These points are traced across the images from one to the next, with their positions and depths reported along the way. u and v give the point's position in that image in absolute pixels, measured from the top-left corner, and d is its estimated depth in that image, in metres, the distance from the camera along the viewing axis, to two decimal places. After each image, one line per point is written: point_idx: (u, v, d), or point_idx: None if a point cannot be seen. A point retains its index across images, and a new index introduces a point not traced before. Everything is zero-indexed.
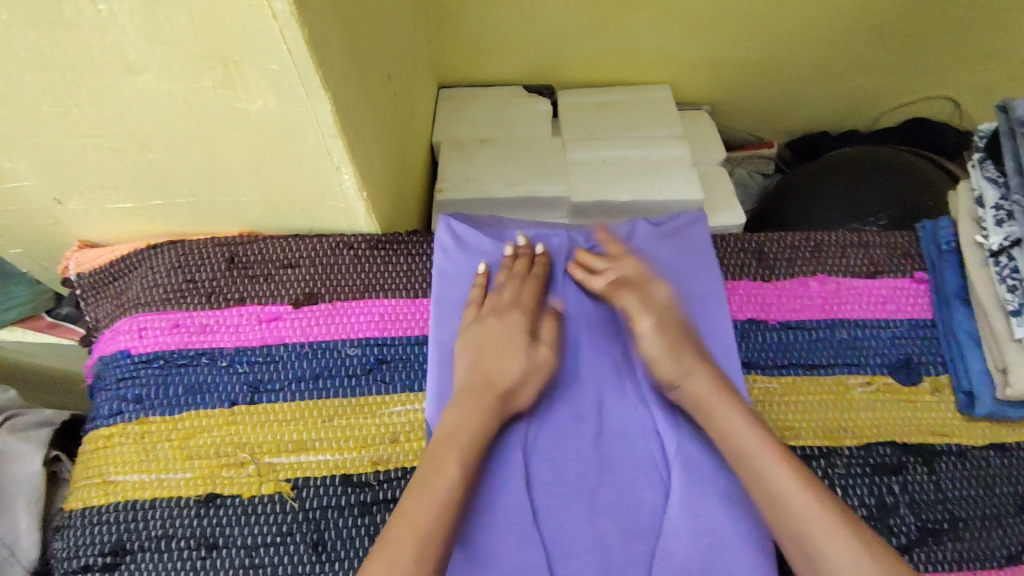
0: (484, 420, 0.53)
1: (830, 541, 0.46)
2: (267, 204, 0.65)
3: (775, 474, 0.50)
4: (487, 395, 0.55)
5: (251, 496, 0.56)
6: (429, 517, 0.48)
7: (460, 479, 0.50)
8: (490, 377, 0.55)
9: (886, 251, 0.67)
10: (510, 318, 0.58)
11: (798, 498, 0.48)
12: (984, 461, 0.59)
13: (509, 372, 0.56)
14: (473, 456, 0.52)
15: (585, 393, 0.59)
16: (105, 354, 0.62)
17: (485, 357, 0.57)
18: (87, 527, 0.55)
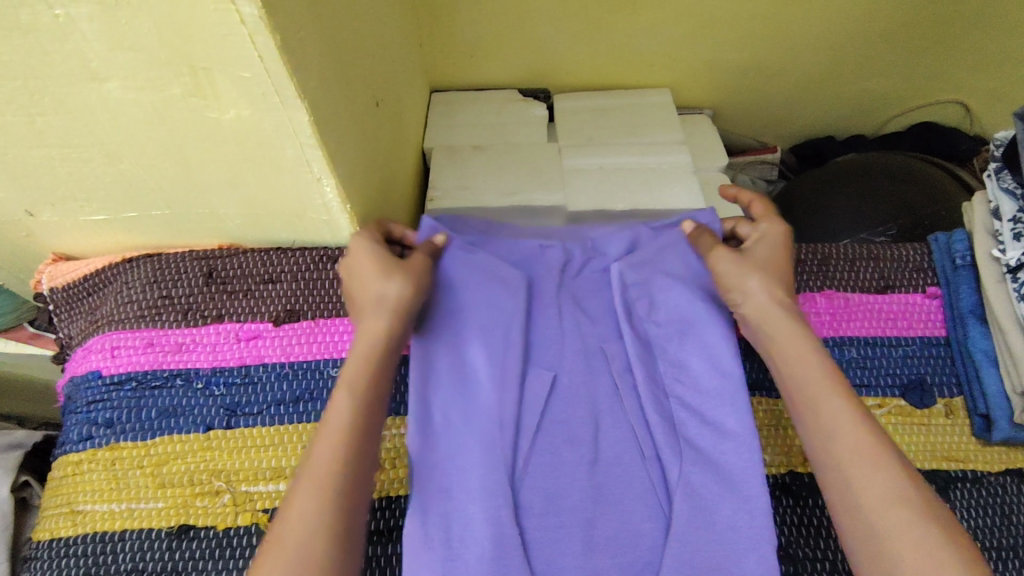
0: (376, 333, 0.49)
1: (874, 474, 0.41)
2: (247, 216, 0.62)
3: (828, 404, 0.45)
4: (369, 310, 0.50)
5: (226, 527, 0.53)
6: (334, 451, 0.42)
7: (355, 404, 0.45)
8: (364, 288, 0.51)
9: (898, 264, 0.64)
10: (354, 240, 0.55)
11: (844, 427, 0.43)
12: (1001, 488, 0.56)
13: (373, 275, 0.52)
14: (366, 374, 0.47)
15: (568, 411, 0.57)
16: (76, 374, 0.59)
17: (356, 279, 0.53)
18: (54, 559, 0.52)
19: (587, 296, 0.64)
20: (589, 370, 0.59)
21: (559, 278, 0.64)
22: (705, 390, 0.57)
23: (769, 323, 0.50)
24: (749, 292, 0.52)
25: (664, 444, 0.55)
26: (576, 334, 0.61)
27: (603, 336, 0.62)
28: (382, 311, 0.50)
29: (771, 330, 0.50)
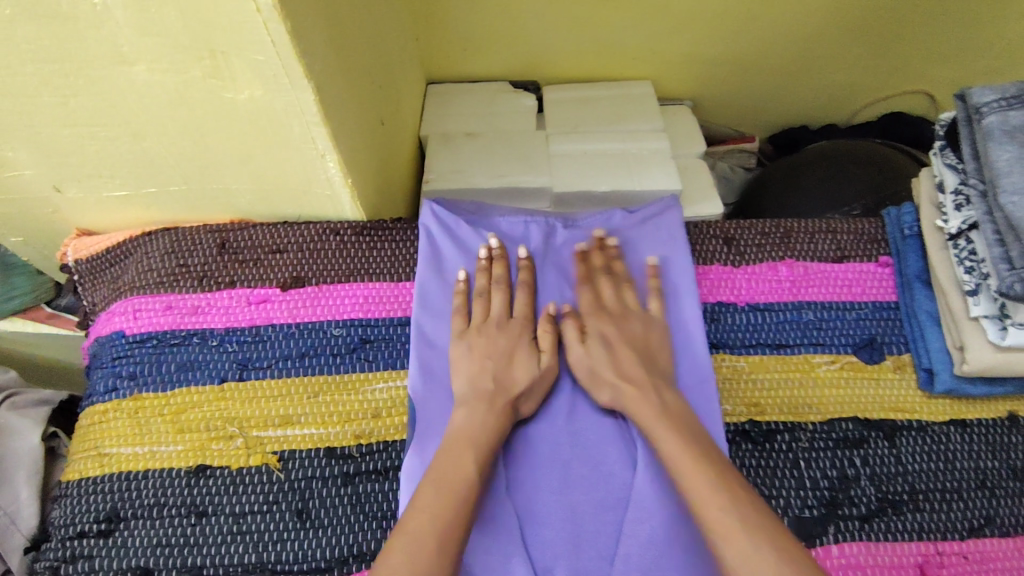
0: (489, 415, 0.55)
1: (733, 544, 0.45)
2: (257, 192, 0.68)
3: (696, 488, 0.48)
4: (495, 397, 0.56)
5: (239, 467, 0.58)
6: (446, 508, 0.48)
7: (477, 475, 0.51)
8: (498, 379, 0.57)
9: (854, 237, 0.70)
10: (512, 328, 0.61)
11: (710, 509, 0.47)
12: (943, 435, 0.61)
13: (514, 377, 0.58)
14: (483, 447, 0.53)
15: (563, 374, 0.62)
16: (101, 335, 0.65)
17: (491, 360, 0.59)
18: (83, 496, 0.58)
19: (567, 262, 0.69)
20: None
21: (542, 246, 0.69)
22: None
23: (642, 415, 0.55)
24: (617, 394, 0.57)
25: None
26: (557, 300, 0.66)
27: None
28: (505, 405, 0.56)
29: (646, 419, 0.54)
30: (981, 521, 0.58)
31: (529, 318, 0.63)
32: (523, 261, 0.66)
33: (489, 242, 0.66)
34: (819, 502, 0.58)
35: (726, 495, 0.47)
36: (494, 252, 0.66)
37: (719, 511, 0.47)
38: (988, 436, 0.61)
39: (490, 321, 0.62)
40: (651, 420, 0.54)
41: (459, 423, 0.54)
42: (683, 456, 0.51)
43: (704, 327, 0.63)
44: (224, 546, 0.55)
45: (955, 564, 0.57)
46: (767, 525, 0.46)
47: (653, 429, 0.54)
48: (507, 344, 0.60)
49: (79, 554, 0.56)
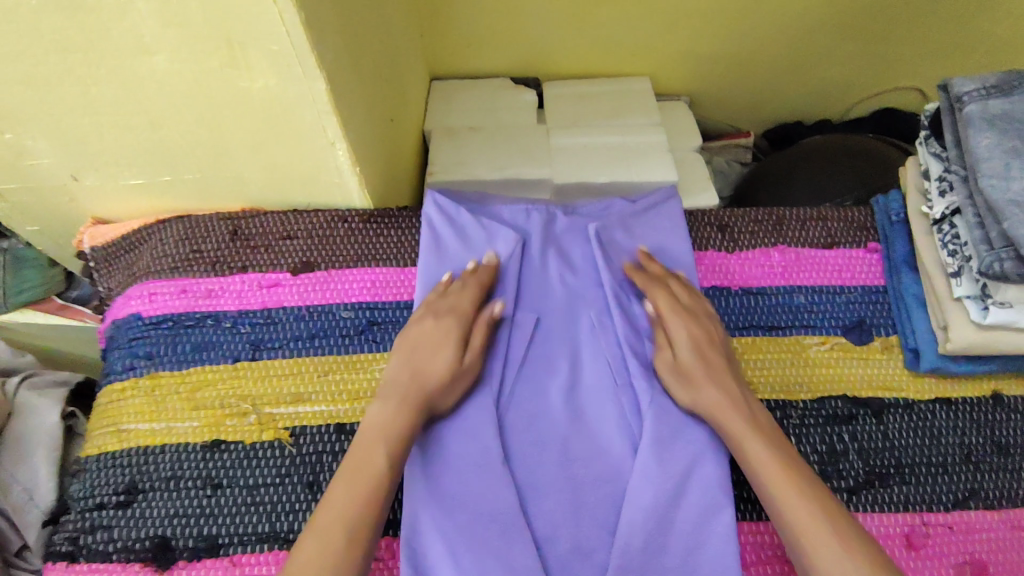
0: (406, 414, 0.55)
1: (824, 547, 0.47)
2: (269, 181, 0.70)
3: (786, 493, 0.50)
4: (410, 388, 0.57)
5: (253, 442, 0.61)
6: (361, 500, 0.50)
7: (387, 468, 0.52)
8: (419, 373, 0.58)
9: (843, 224, 0.72)
10: (450, 322, 0.61)
11: (803, 514, 0.49)
12: (929, 413, 0.64)
13: (436, 368, 0.58)
14: (400, 442, 0.54)
15: (558, 356, 0.65)
16: (117, 317, 0.68)
17: (421, 353, 0.59)
18: (103, 469, 0.60)
19: (568, 247, 0.71)
20: (568, 315, 0.67)
21: (542, 232, 0.71)
22: None
23: (727, 417, 0.56)
24: (698, 396, 0.58)
25: (641, 377, 0.62)
26: (558, 285, 0.68)
27: (584, 283, 0.69)
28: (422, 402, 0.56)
29: (730, 423, 0.56)
30: (966, 494, 0.61)
31: (471, 315, 0.63)
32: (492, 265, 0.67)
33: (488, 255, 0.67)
34: None
35: (816, 501, 0.50)
36: (484, 262, 0.67)
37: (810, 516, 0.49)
38: (973, 414, 0.64)
39: (431, 313, 0.62)
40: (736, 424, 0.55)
41: (374, 414, 0.55)
42: (773, 462, 0.52)
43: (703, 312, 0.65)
44: (238, 517, 0.58)
45: (940, 535, 0.59)
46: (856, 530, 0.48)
47: (738, 432, 0.55)
48: (443, 336, 0.60)
49: (97, 524, 0.58)
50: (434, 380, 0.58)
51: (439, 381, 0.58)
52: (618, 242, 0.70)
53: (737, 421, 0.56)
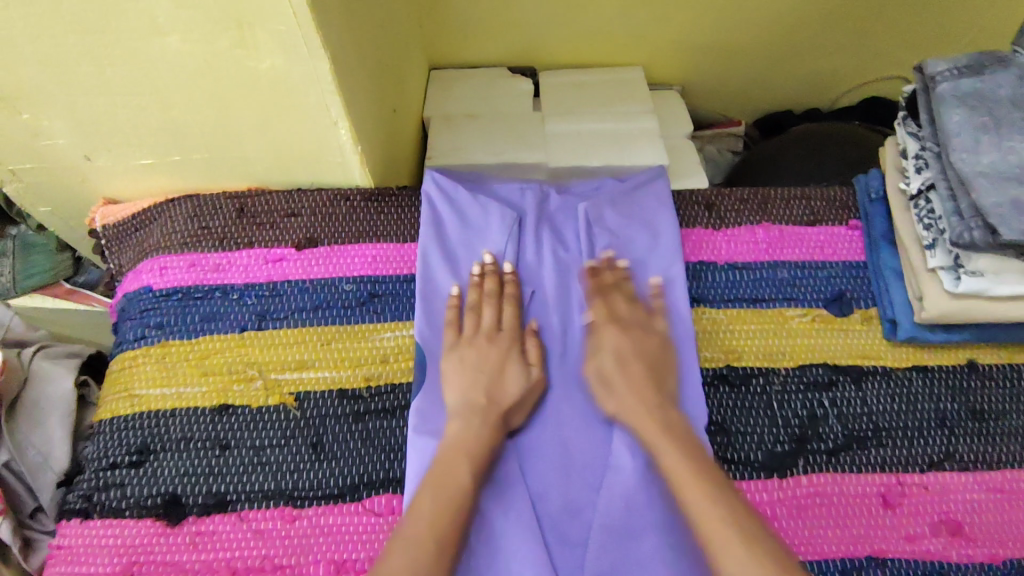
0: (479, 432, 0.58)
1: (729, 549, 0.48)
2: (273, 160, 0.73)
3: (693, 498, 0.51)
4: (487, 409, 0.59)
5: (259, 405, 0.64)
6: (443, 516, 0.52)
7: (470, 482, 0.55)
8: (492, 394, 0.60)
9: (825, 203, 0.75)
10: (501, 340, 0.64)
11: (710, 517, 0.50)
12: (906, 380, 0.66)
13: (505, 389, 0.61)
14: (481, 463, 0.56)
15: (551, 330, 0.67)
16: (129, 291, 0.71)
17: (483, 374, 0.61)
18: (115, 431, 0.63)
19: (562, 224, 0.73)
20: (563, 285, 0.69)
21: (536, 210, 0.73)
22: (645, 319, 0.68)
23: (643, 425, 0.58)
24: (622, 407, 0.60)
25: None
26: (549, 259, 0.70)
27: (574, 257, 0.71)
28: (494, 422, 0.59)
29: (648, 434, 0.57)
30: (940, 457, 0.63)
31: (517, 331, 0.65)
32: (507, 276, 0.68)
33: (483, 258, 0.69)
34: (790, 438, 0.63)
35: (718, 502, 0.51)
36: (488, 267, 0.68)
37: (716, 521, 0.49)
38: (948, 382, 0.67)
39: (480, 334, 0.64)
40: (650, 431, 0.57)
41: (451, 435, 0.58)
42: (682, 467, 0.54)
43: (685, 284, 0.69)
44: (247, 476, 0.61)
45: (915, 495, 0.62)
46: (750, 530, 0.49)
47: (653, 441, 0.56)
48: (498, 356, 0.63)
49: (111, 482, 0.61)
50: (508, 404, 0.60)
51: (511, 405, 0.61)
52: (605, 220, 0.72)
53: (654, 428, 0.57)
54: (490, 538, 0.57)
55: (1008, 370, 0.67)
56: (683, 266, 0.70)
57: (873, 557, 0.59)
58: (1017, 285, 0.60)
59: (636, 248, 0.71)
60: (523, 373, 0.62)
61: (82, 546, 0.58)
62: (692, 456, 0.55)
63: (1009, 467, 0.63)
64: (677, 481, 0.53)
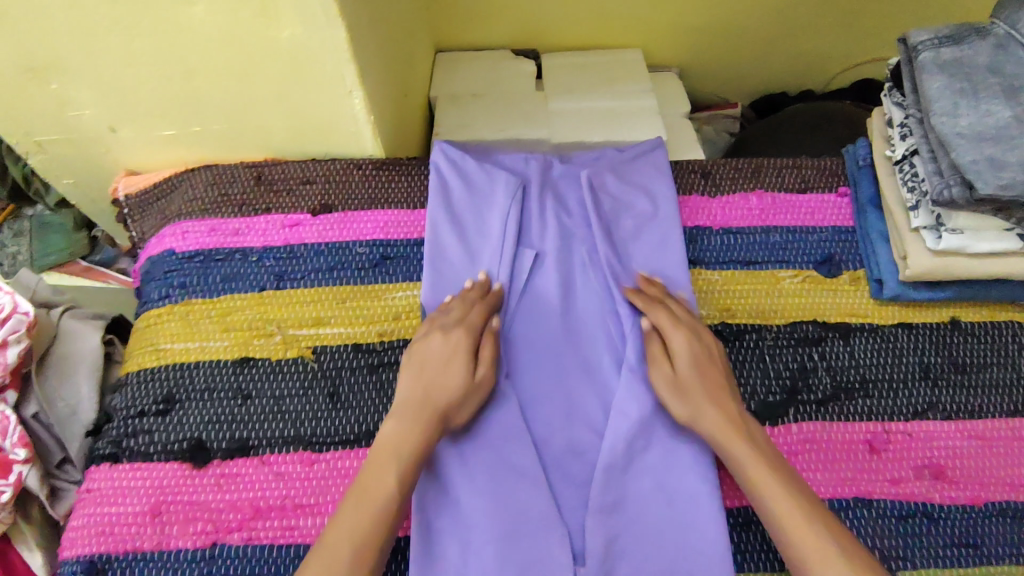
0: (415, 432, 0.56)
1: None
2: (290, 130, 0.77)
3: (795, 531, 0.51)
4: (428, 406, 0.58)
5: (278, 358, 0.67)
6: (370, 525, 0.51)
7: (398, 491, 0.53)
8: (431, 391, 0.59)
9: (816, 172, 0.79)
10: (455, 335, 0.62)
11: (807, 536, 0.51)
12: (892, 336, 0.70)
13: (447, 380, 0.60)
14: (409, 467, 0.55)
15: (551, 294, 0.70)
16: (153, 254, 0.74)
17: (428, 371, 0.60)
18: (142, 382, 0.66)
19: (564, 191, 0.76)
20: (564, 248, 0.73)
21: (540, 177, 0.76)
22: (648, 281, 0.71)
23: (727, 436, 0.57)
24: (697, 413, 0.59)
25: (623, 301, 0.68)
26: (553, 222, 0.74)
27: (576, 222, 0.75)
28: (434, 419, 0.58)
29: (731, 449, 0.56)
30: (925, 407, 0.67)
31: (475, 327, 0.64)
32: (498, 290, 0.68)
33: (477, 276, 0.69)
34: (781, 389, 0.67)
35: (821, 520, 0.52)
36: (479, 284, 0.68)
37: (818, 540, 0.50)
38: (932, 337, 0.70)
39: (434, 330, 0.64)
40: (734, 441, 0.57)
41: (387, 434, 0.56)
42: (767, 479, 0.54)
43: (683, 245, 0.72)
44: (267, 424, 0.64)
45: (899, 443, 0.65)
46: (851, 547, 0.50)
47: (734, 451, 0.56)
48: (448, 351, 0.61)
49: (139, 429, 0.64)
50: (450, 396, 0.59)
51: (453, 396, 0.59)
52: (607, 186, 0.75)
53: (736, 442, 0.57)
54: (441, 510, 0.59)
55: (990, 327, 0.70)
56: (679, 231, 0.73)
57: (859, 498, 0.63)
58: (995, 243, 0.63)
59: (637, 212, 0.74)
60: (468, 368, 0.61)
61: (112, 488, 0.61)
62: (774, 467, 0.55)
63: (989, 417, 0.67)
64: (766, 494, 0.53)
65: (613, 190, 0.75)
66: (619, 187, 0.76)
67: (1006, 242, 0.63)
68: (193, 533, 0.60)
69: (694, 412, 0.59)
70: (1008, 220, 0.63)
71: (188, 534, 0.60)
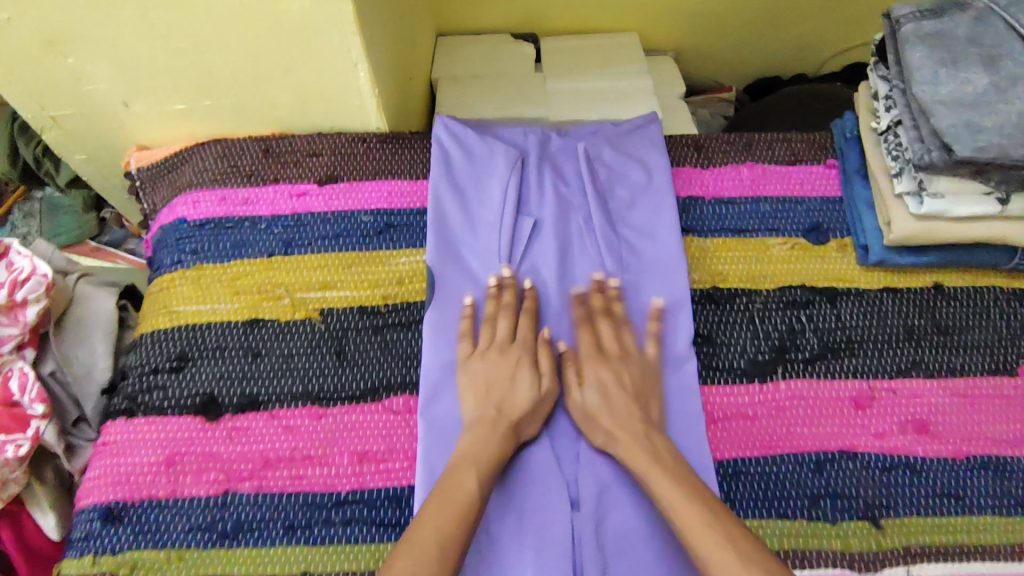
0: (496, 446, 0.60)
1: None
2: (296, 103, 0.79)
3: (706, 553, 0.51)
4: (496, 422, 0.61)
5: (287, 320, 0.70)
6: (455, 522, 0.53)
7: (478, 492, 0.56)
8: (503, 405, 0.62)
9: (805, 145, 0.82)
10: (513, 353, 0.66)
11: (714, 558, 0.50)
12: (877, 300, 0.73)
13: (516, 400, 0.63)
14: (487, 472, 0.58)
15: (545, 263, 0.73)
16: (164, 223, 0.77)
17: (496, 389, 0.63)
18: (156, 342, 0.69)
19: (562, 163, 0.79)
20: (562, 218, 0.75)
21: (538, 150, 0.79)
22: (643, 249, 0.74)
23: (648, 473, 0.57)
24: (610, 441, 0.61)
25: (616, 268, 0.72)
26: (552, 192, 0.76)
27: (573, 192, 0.77)
28: (507, 433, 0.61)
29: (652, 478, 0.57)
30: (908, 366, 0.69)
31: (530, 341, 0.67)
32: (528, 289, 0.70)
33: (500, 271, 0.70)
34: (770, 349, 0.70)
35: (735, 549, 0.50)
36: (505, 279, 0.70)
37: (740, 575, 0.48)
38: (916, 301, 0.73)
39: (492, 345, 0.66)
40: (658, 479, 0.56)
41: (466, 444, 0.59)
42: (689, 514, 0.53)
43: (676, 213, 0.75)
44: (277, 380, 0.67)
45: (884, 400, 0.68)
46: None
47: (658, 486, 0.56)
48: (509, 371, 0.64)
49: (152, 385, 0.66)
50: (519, 414, 0.62)
51: (523, 414, 0.62)
52: (603, 157, 0.78)
53: (658, 473, 0.57)
54: (542, 502, 0.61)
55: (972, 291, 0.73)
56: (673, 200, 0.76)
57: (845, 452, 0.65)
58: (974, 206, 0.66)
59: (632, 181, 0.77)
60: (533, 383, 0.64)
61: (128, 440, 0.64)
62: (696, 501, 0.54)
63: (971, 375, 0.69)
64: (686, 530, 0.53)
65: (608, 160, 0.78)
66: (614, 159, 0.78)
67: (985, 205, 0.66)
68: (207, 481, 0.62)
69: (612, 442, 0.61)
70: (986, 184, 0.65)
71: (202, 482, 0.62)
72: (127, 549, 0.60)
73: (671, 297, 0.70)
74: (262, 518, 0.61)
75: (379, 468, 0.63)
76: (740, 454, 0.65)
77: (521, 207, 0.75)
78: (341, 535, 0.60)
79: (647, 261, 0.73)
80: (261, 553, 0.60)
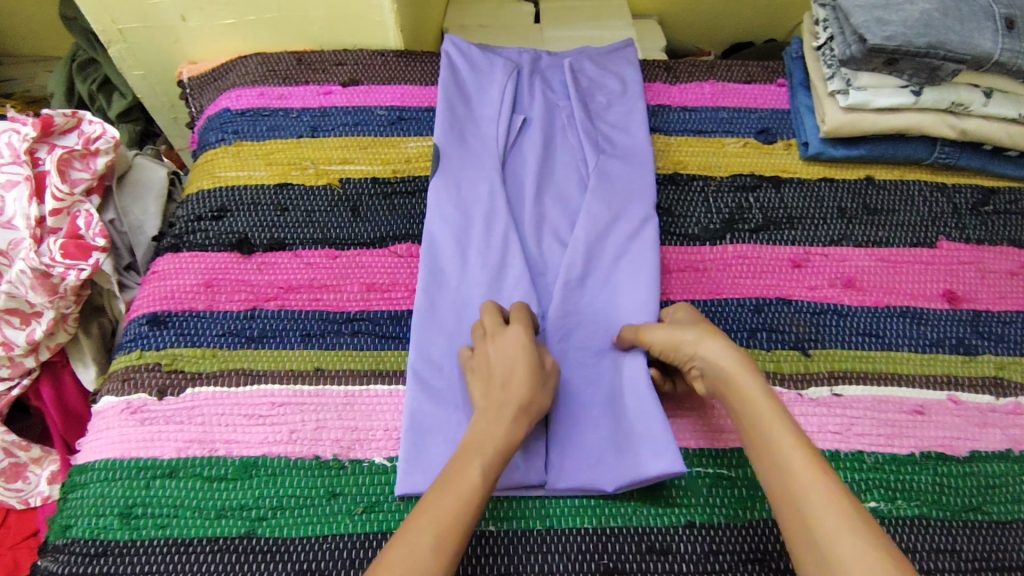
0: (507, 427, 0.59)
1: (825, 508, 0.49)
2: (329, 18, 0.93)
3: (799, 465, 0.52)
4: (506, 403, 0.60)
5: (312, 185, 0.83)
6: (452, 511, 0.53)
7: (481, 480, 0.55)
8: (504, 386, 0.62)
9: (761, 69, 0.95)
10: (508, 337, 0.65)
11: (801, 468, 0.52)
12: (816, 186, 0.84)
13: (520, 382, 0.62)
14: (491, 461, 0.57)
15: (527, 157, 0.84)
16: (211, 113, 0.91)
17: (495, 371, 0.63)
18: (199, 198, 0.82)
19: (551, 77, 0.91)
20: (550, 119, 0.87)
21: (531, 64, 0.91)
22: (618, 141, 0.85)
23: (733, 374, 0.59)
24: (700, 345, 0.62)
25: (592, 153, 0.83)
26: (541, 97, 0.88)
27: (559, 97, 0.89)
28: (518, 414, 0.60)
29: (739, 381, 0.58)
30: (839, 237, 0.80)
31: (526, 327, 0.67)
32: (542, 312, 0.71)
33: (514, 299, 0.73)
34: (722, 221, 0.81)
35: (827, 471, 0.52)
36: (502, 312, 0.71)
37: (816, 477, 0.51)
38: (850, 189, 0.84)
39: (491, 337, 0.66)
40: (749, 385, 0.58)
41: (476, 431, 0.59)
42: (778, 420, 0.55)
43: (644, 113, 0.88)
44: (301, 228, 0.79)
45: (817, 262, 0.79)
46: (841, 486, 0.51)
47: (746, 391, 0.57)
48: (515, 351, 0.64)
49: (196, 228, 0.79)
50: (527, 397, 0.61)
51: (531, 398, 0.61)
52: (586, 70, 0.91)
53: (750, 381, 0.58)
54: None
55: (899, 183, 0.84)
56: (643, 102, 0.89)
57: (781, 298, 0.76)
58: (892, 98, 0.79)
59: (609, 90, 0.90)
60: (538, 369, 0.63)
61: (174, 267, 0.76)
62: (774, 403, 0.56)
63: (894, 246, 0.80)
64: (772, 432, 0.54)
65: (590, 71, 0.91)
66: (595, 72, 0.91)
67: (902, 96, 0.78)
68: (238, 299, 0.74)
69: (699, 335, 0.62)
70: (901, 78, 0.78)
71: (234, 300, 0.74)
72: (168, 346, 0.71)
73: (638, 173, 0.82)
74: (283, 327, 0.73)
75: (383, 295, 0.75)
76: (690, 296, 0.76)
77: (516, 105, 0.87)
78: (349, 342, 0.72)
79: (621, 147, 0.85)
80: (281, 352, 0.71)
